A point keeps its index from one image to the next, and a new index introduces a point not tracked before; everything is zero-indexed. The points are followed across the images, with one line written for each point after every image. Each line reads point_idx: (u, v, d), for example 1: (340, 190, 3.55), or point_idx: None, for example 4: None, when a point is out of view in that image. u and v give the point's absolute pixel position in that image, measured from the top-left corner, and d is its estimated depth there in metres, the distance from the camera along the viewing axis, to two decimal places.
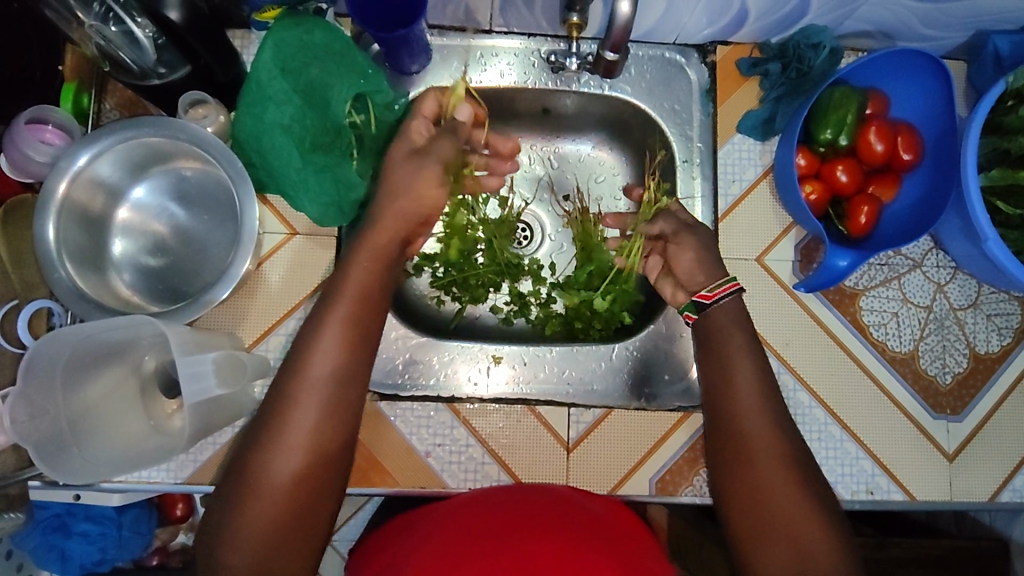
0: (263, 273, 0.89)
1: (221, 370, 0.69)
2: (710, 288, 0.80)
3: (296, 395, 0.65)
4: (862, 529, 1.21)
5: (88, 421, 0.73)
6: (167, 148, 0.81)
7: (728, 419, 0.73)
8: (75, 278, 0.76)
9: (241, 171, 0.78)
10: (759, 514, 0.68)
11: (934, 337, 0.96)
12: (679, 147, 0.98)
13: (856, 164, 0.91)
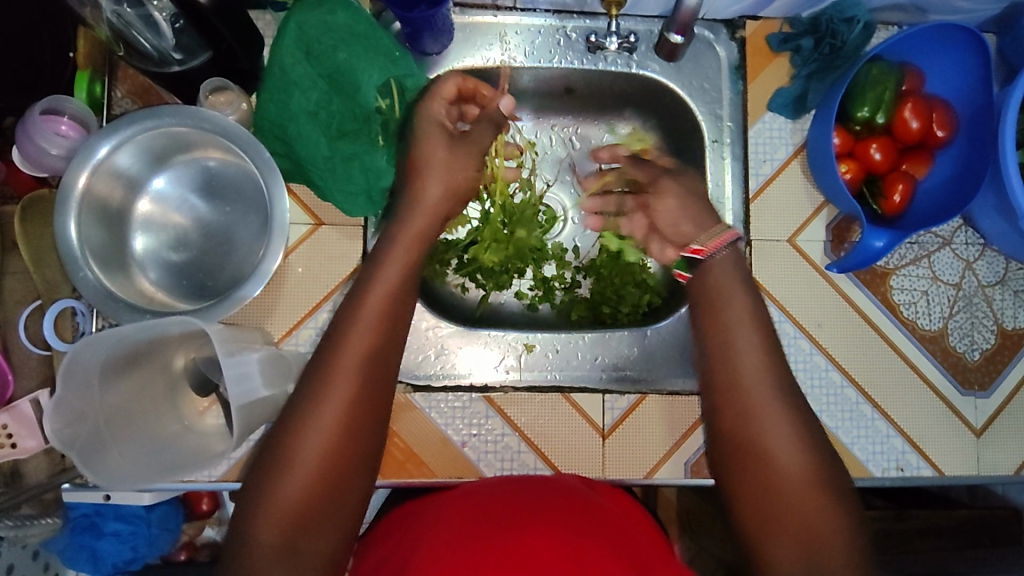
0: (289, 264, 0.87)
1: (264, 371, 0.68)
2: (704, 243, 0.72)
3: (333, 357, 0.61)
4: (880, 502, 1.24)
5: (123, 421, 0.71)
6: (188, 138, 0.78)
7: (732, 391, 0.64)
8: (101, 278, 0.73)
9: (269, 163, 0.75)
10: (769, 491, 0.61)
11: (963, 314, 0.97)
12: (708, 127, 0.96)
13: (890, 142, 0.89)
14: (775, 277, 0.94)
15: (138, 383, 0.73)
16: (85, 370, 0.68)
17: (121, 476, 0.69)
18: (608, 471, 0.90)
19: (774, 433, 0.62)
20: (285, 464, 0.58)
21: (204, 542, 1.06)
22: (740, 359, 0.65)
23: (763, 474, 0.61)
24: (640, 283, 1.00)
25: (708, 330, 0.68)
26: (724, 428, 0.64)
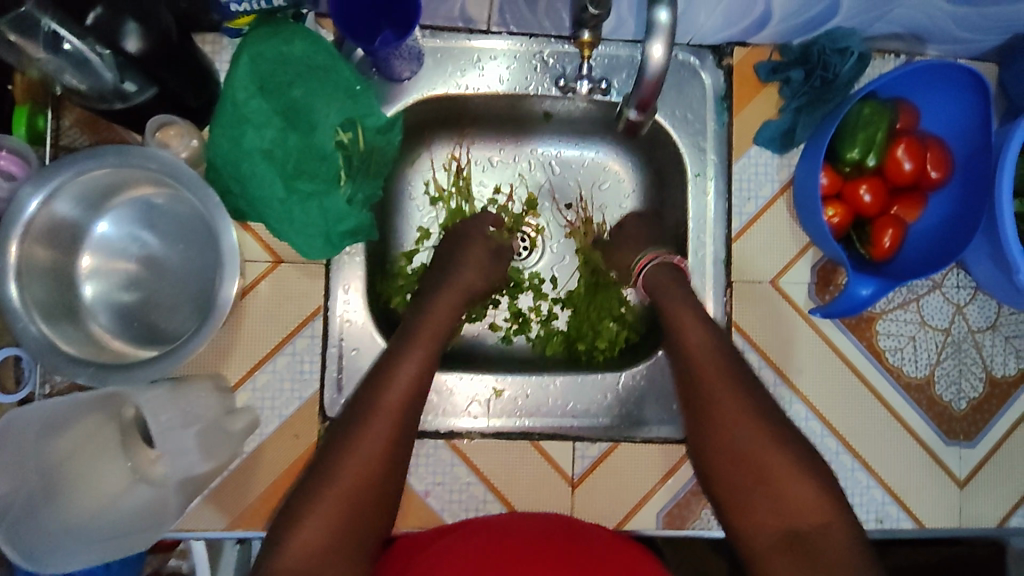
0: (246, 304, 0.83)
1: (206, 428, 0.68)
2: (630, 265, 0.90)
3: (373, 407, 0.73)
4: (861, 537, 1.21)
5: (63, 478, 0.70)
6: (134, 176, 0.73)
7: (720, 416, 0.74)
8: (48, 332, 0.69)
9: (215, 202, 0.70)
10: (771, 505, 0.69)
11: (950, 361, 0.93)
12: (691, 160, 0.91)
13: (880, 184, 0.85)
14: (757, 321, 0.90)
15: (82, 436, 0.72)
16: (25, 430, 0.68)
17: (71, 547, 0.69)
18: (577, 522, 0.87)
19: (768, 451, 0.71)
20: (315, 508, 0.67)
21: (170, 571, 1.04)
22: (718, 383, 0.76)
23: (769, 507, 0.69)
24: (615, 318, 1.00)
25: (699, 379, 0.77)
26: (723, 464, 0.73)
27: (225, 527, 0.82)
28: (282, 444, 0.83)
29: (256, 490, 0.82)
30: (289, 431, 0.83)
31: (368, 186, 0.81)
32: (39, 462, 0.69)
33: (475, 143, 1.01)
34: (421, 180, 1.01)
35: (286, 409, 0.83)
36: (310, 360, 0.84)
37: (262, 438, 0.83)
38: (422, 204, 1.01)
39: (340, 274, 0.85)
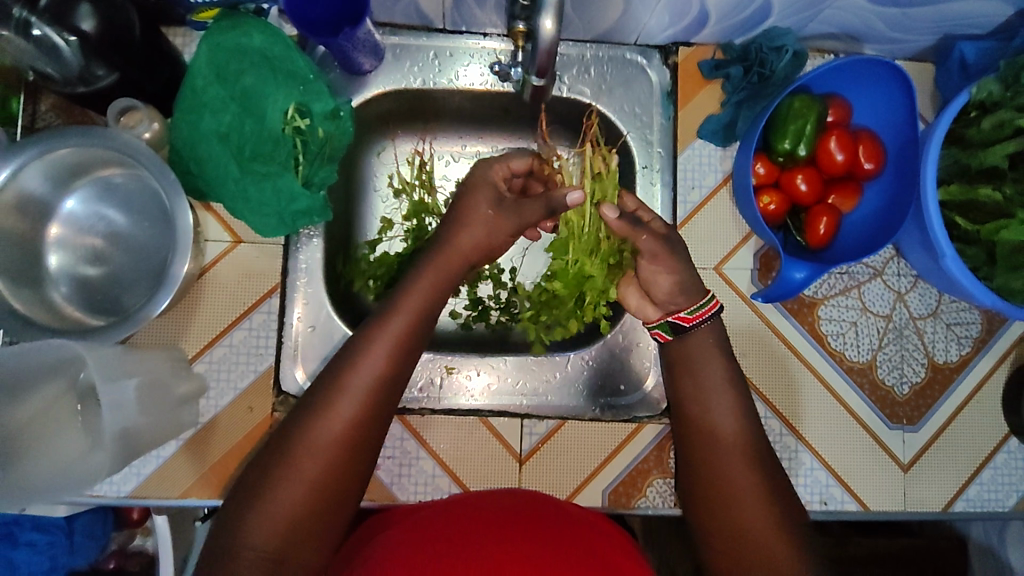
0: (206, 281, 0.88)
1: (142, 399, 0.76)
2: (689, 312, 0.80)
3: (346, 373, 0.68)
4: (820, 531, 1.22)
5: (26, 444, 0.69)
6: (99, 156, 0.78)
7: (701, 448, 0.75)
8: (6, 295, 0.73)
9: (173, 183, 0.74)
10: (726, 521, 0.71)
11: (892, 346, 0.96)
12: (639, 152, 0.96)
13: (815, 173, 0.89)
14: None
15: (41, 404, 0.71)
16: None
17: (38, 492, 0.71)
18: None
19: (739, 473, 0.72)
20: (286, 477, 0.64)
21: (135, 550, 1.10)
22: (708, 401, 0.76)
23: (731, 524, 0.71)
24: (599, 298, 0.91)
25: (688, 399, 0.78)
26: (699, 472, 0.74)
27: (178, 496, 0.85)
28: (236, 415, 0.86)
29: (210, 461, 0.85)
30: (244, 403, 0.87)
31: (323, 172, 0.85)
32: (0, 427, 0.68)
33: (437, 138, 1.06)
34: (385, 172, 1.06)
35: (241, 382, 0.87)
36: (266, 335, 0.88)
37: (216, 409, 0.86)
38: (385, 195, 1.06)
39: (298, 255, 0.89)
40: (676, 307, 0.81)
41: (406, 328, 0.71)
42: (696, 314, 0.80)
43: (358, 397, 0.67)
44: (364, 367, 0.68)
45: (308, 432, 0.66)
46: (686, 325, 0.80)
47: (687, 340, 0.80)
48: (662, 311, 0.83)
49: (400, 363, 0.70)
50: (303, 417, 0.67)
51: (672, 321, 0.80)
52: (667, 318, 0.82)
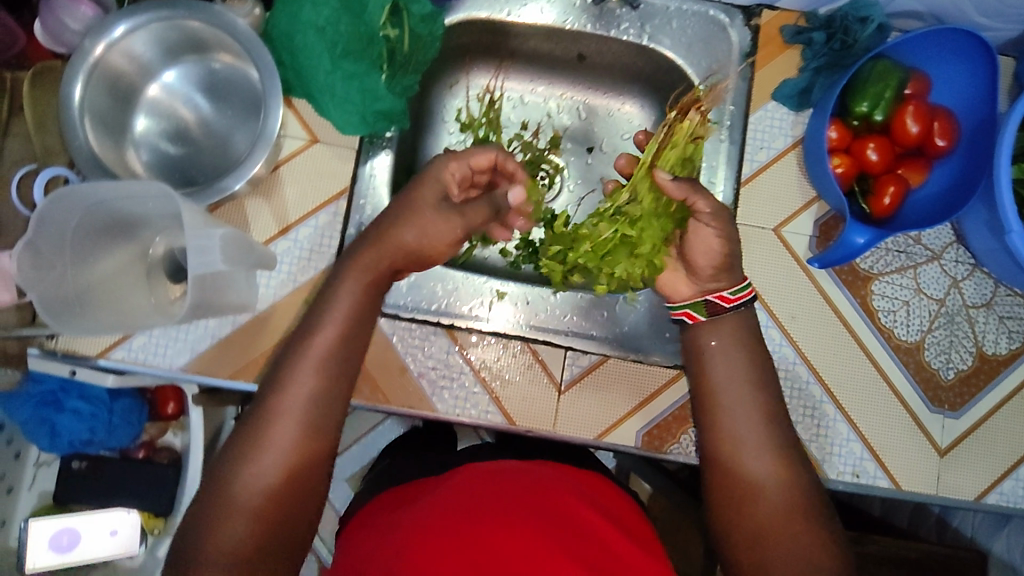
0: (279, 176, 0.90)
1: (227, 248, 0.71)
2: (732, 291, 0.79)
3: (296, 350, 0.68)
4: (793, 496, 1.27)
5: (96, 299, 0.74)
6: (203, 36, 0.81)
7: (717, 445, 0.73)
8: (93, 143, 0.76)
9: (270, 66, 0.78)
10: (751, 518, 0.69)
11: (942, 331, 0.95)
12: (711, 107, 0.97)
13: (888, 143, 0.89)
14: (757, 265, 0.94)
15: (114, 266, 0.75)
16: (76, 202, 0.70)
17: (89, 335, 0.71)
18: (559, 427, 0.90)
19: (754, 465, 0.71)
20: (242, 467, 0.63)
21: (163, 445, 1.13)
22: (716, 399, 0.75)
23: (757, 520, 0.69)
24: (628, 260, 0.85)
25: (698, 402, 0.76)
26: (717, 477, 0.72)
27: (225, 377, 0.87)
28: (291, 307, 0.88)
29: (261, 345, 0.87)
30: (300, 297, 0.89)
31: (406, 81, 0.88)
32: (73, 285, 0.72)
33: (510, 78, 1.09)
34: (454, 104, 1.09)
35: (301, 276, 0.89)
36: (330, 235, 0.90)
37: (274, 298, 0.88)
38: (453, 127, 1.08)
39: (369, 162, 0.92)
40: (720, 286, 0.80)
41: (333, 348, 0.69)
42: (738, 295, 0.79)
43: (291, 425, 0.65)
44: (293, 393, 0.66)
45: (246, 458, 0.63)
46: (727, 304, 0.79)
47: (720, 322, 0.79)
48: (699, 288, 0.81)
49: (328, 379, 0.68)
50: (237, 449, 0.64)
51: (713, 300, 0.79)
52: (705, 297, 0.79)
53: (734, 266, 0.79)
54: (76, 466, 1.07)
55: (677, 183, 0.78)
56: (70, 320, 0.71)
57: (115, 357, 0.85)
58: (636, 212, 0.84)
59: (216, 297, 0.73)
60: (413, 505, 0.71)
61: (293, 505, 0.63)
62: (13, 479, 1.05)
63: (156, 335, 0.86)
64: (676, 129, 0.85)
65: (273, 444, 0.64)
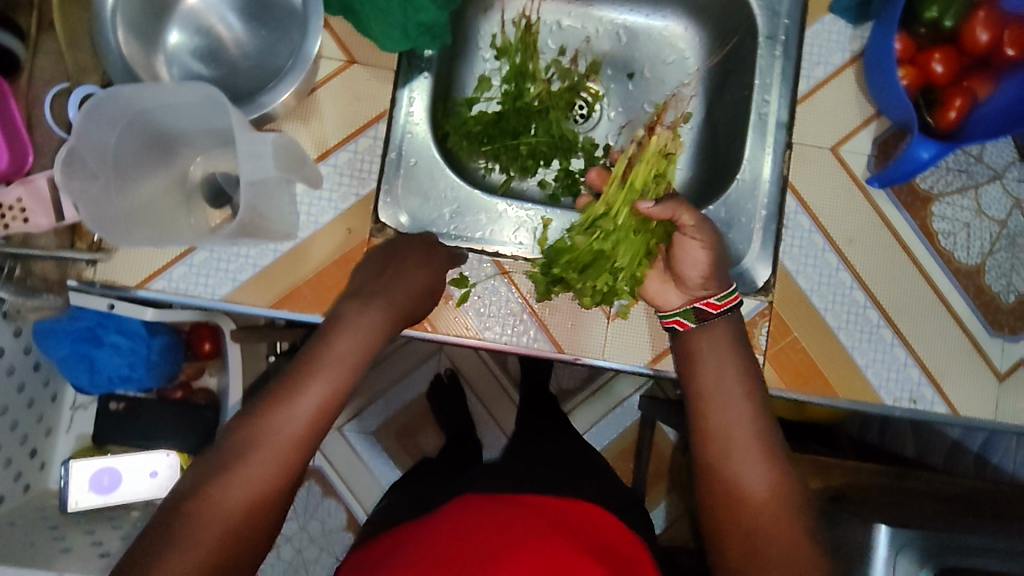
0: (317, 98, 0.86)
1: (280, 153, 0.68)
2: (720, 297, 0.80)
3: (315, 360, 0.68)
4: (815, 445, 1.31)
5: (139, 219, 0.70)
6: None
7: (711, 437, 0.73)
8: (123, 49, 0.73)
9: None
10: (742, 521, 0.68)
11: (1003, 253, 0.92)
12: (764, 23, 0.92)
13: (954, 54, 0.86)
14: (810, 186, 0.90)
15: (152, 186, 0.72)
16: (116, 112, 0.66)
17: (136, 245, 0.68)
18: (608, 354, 0.89)
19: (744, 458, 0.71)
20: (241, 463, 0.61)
21: (200, 387, 1.12)
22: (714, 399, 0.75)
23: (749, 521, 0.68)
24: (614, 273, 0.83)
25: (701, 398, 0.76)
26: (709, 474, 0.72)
27: (268, 306, 0.84)
28: (333, 235, 0.85)
29: (305, 275, 0.85)
30: (343, 224, 0.86)
31: None
32: (117, 204, 0.68)
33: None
34: (490, 27, 1.04)
35: (343, 204, 0.86)
36: (371, 160, 0.87)
37: (316, 227, 0.85)
38: (488, 53, 1.04)
39: (407, 87, 0.88)
40: (705, 292, 0.81)
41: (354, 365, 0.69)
42: (726, 302, 0.80)
43: (273, 459, 0.62)
44: (279, 430, 0.63)
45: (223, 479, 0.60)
46: (713, 312, 0.80)
47: (711, 328, 0.80)
48: (687, 296, 0.83)
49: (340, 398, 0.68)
50: (209, 472, 0.61)
51: (701, 305, 0.80)
52: (694, 305, 0.81)
53: (722, 272, 0.81)
54: (114, 407, 1.06)
55: (662, 205, 0.79)
56: (117, 234, 0.67)
57: (155, 288, 0.82)
58: (616, 230, 0.82)
59: (261, 214, 0.69)
60: (420, 531, 0.74)
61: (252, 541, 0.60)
62: (51, 421, 1.04)
63: (196, 264, 0.83)
64: (646, 148, 0.83)
65: (248, 473, 0.61)
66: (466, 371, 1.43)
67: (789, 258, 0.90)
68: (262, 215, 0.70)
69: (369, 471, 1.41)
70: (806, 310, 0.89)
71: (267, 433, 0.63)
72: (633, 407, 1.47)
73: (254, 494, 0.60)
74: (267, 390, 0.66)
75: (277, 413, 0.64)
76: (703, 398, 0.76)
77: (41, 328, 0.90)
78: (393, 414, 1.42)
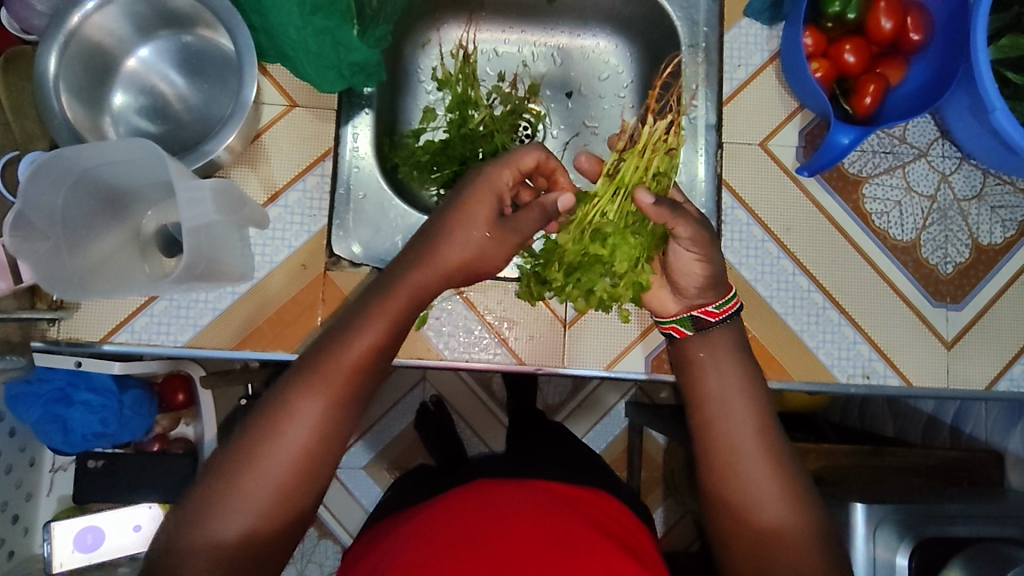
0: (262, 143, 0.90)
1: (219, 198, 0.72)
2: (717, 305, 0.79)
3: (310, 374, 0.64)
4: (789, 433, 1.29)
5: (93, 276, 0.72)
6: (179, 10, 0.81)
7: (716, 441, 0.72)
8: (68, 112, 0.75)
9: (247, 39, 0.77)
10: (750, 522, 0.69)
11: (936, 227, 0.95)
12: (685, 32, 0.97)
13: (863, 43, 0.90)
14: (745, 181, 0.94)
15: (105, 243, 0.74)
16: (62, 172, 0.69)
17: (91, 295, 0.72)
18: (568, 361, 0.91)
19: (751, 462, 0.70)
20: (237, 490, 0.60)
21: (177, 437, 1.12)
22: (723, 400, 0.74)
23: (758, 527, 0.68)
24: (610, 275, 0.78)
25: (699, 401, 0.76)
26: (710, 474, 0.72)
27: (232, 347, 0.86)
28: (289, 272, 0.88)
29: (266, 314, 0.87)
30: (298, 261, 0.88)
31: (378, 32, 0.88)
32: (69, 267, 0.70)
33: (482, 29, 1.09)
34: (429, 59, 1.08)
35: (296, 241, 0.89)
36: (320, 197, 0.90)
37: (272, 266, 0.88)
38: (429, 84, 1.08)
39: (351, 122, 0.92)
40: (702, 301, 0.80)
41: (351, 374, 0.65)
42: (723, 309, 0.79)
43: (268, 489, 0.61)
44: (275, 458, 0.62)
45: (218, 507, 0.60)
46: (713, 319, 0.79)
47: (711, 337, 0.79)
48: (685, 304, 0.81)
49: (339, 412, 0.65)
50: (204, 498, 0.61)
51: (698, 314, 0.79)
52: (690, 313, 0.80)
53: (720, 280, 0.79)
54: (94, 465, 1.06)
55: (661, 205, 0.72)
56: (74, 291, 0.71)
57: (119, 340, 0.84)
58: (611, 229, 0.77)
59: (211, 258, 0.73)
60: (392, 535, 0.77)
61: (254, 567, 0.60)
62: (31, 485, 1.05)
63: (157, 314, 0.85)
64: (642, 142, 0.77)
65: (243, 503, 0.60)
66: (450, 399, 1.44)
67: (731, 252, 0.93)
68: (210, 255, 0.72)
69: (365, 510, 1.41)
70: (755, 297, 0.93)
71: (262, 461, 0.61)
72: (620, 414, 1.48)
73: (255, 523, 0.60)
74: (267, 406, 0.65)
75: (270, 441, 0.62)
76: (704, 400, 0.75)
77: (12, 393, 0.90)
78: (384, 448, 1.43)
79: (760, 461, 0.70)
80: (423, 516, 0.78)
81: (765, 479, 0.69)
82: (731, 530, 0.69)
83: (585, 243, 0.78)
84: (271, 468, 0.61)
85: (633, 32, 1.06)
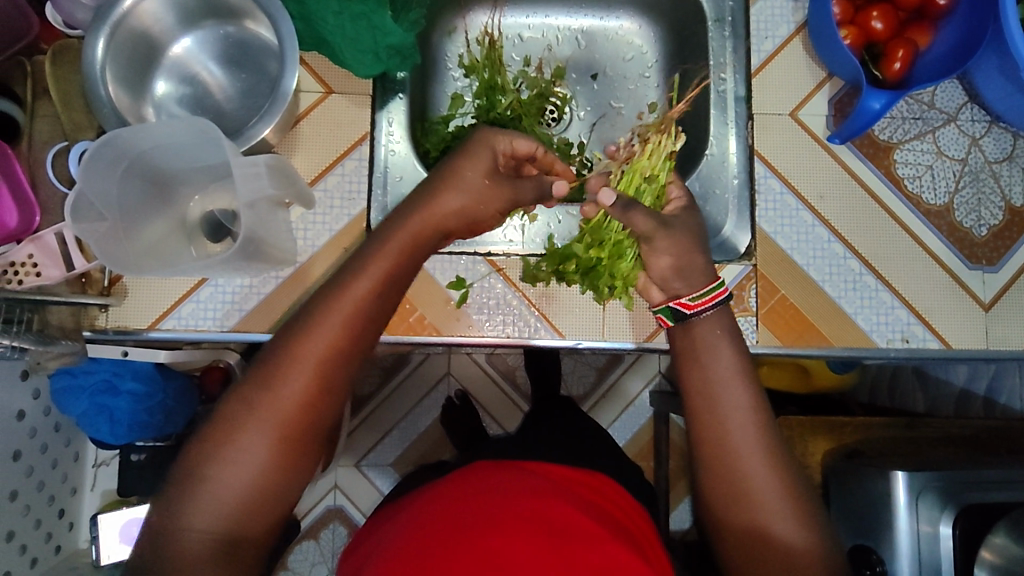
0: (299, 129, 0.91)
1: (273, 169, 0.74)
2: (691, 298, 0.74)
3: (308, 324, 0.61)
4: None
5: (144, 256, 0.73)
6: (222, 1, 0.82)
7: (710, 430, 0.68)
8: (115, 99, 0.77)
9: (290, 29, 0.79)
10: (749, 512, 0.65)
11: (969, 189, 0.96)
12: (711, 6, 0.99)
13: (891, 10, 0.91)
14: (777, 151, 0.95)
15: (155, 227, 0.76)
16: (119, 153, 0.71)
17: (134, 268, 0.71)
18: (607, 335, 0.92)
19: (747, 452, 0.67)
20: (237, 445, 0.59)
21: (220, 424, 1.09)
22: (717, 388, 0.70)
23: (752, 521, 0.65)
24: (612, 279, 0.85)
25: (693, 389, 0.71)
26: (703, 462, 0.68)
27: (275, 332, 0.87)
28: (329, 256, 0.89)
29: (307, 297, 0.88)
30: (338, 245, 0.89)
31: (413, 15, 0.89)
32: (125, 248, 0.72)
33: (506, 14, 1.10)
34: (455, 46, 1.10)
35: (336, 225, 0.90)
36: (358, 181, 0.91)
37: (313, 250, 0.89)
38: (456, 70, 1.09)
39: (385, 110, 0.94)
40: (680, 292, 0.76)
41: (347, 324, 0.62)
42: (699, 301, 0.74)
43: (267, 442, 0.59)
44: (270, 417, 0.60)
45: (218, 460, 0.58)
46: (687, 312, 0.75)
47: (693, 329, 0.74)
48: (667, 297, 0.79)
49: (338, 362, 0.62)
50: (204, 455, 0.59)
51: (674, 306, 0.75)
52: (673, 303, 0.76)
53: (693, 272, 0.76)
54: (136, 458, 1.08)
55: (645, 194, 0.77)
56: (130, 269, 0.71)
57: (165, 327, 0.85)
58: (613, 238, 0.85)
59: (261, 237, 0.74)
60: (397, 520, 0.76)
61: (255, 528, 0.59)
62: (76, 480, 1.06)
63: (202, 299, 0.86)
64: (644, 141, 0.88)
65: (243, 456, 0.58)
66: (475, 392, 1.45)
67: (766, 221, 0.94)
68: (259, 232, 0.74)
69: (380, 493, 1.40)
70: (785, 263, 0.93)
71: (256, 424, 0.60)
72: (645, 403, 1.48)
73: (254, 483, 0.58)
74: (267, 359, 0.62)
75: (253, 421, 0.59)
76: (705, 384, 0.70)
77: (58, 386, 0.94)
78: (410, 444, 1.43)
79: (767, 446, 0.67)
80: (432, 496, 0.77)
81: (761, 472, 0.66)
82: (728, 519, 0.66)
83: (593, 250, 0.84)
84: (265, 427, 0.59)
85: (655, 13, 1.08)
